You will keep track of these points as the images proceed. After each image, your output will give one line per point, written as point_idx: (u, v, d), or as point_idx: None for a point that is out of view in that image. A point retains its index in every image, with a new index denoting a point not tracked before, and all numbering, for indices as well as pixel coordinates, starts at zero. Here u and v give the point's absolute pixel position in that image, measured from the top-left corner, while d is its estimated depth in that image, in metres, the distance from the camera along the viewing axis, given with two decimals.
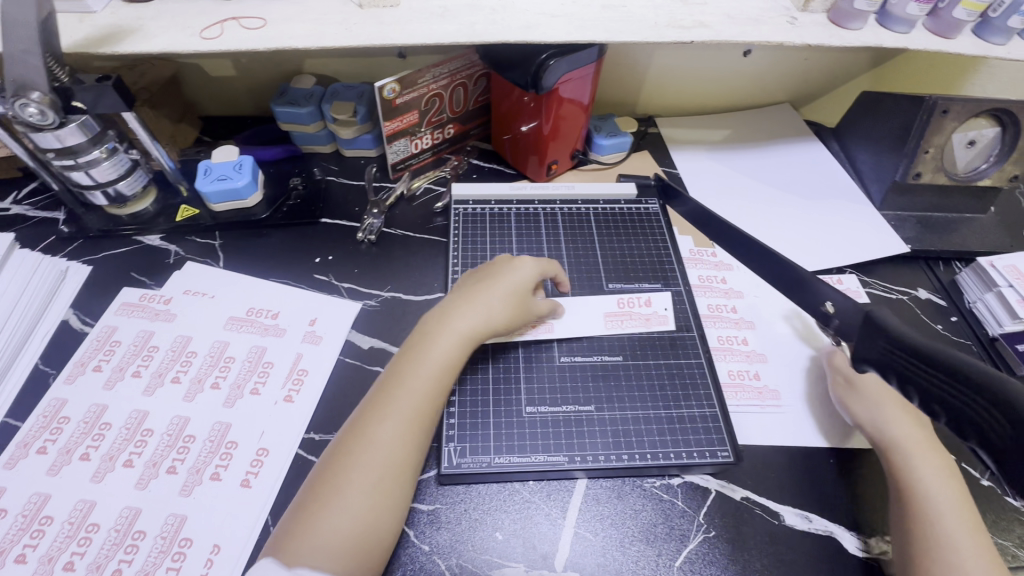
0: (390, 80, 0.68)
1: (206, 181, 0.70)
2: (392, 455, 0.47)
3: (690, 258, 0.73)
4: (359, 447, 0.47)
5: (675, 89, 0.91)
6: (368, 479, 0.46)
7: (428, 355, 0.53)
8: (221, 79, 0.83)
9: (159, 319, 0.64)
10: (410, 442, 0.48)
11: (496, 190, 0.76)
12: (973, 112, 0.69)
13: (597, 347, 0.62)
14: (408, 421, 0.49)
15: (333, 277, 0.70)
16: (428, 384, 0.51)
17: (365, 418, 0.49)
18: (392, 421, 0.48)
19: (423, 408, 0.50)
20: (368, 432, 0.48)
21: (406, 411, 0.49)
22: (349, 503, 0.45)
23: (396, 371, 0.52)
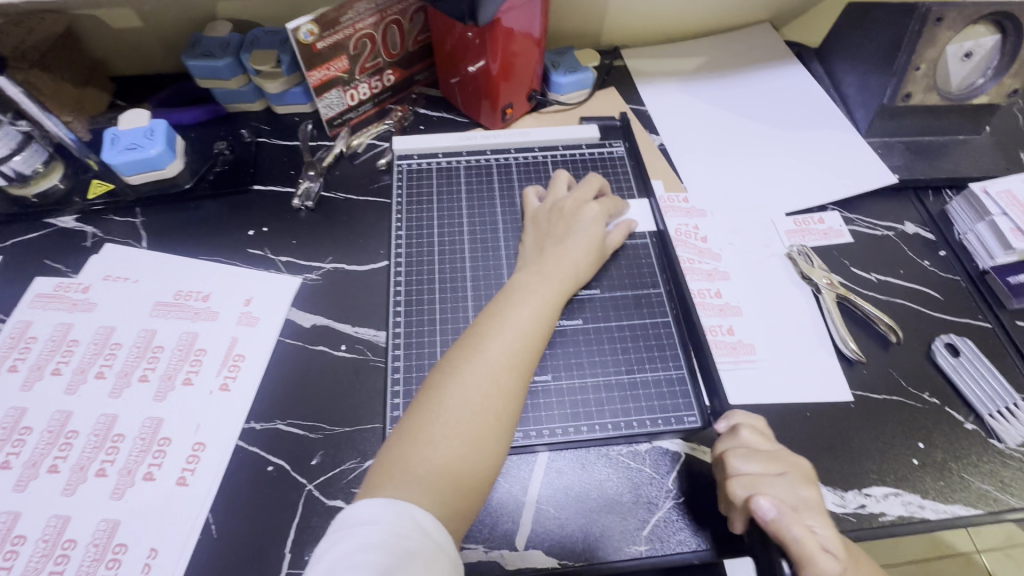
0: (305, 20, 0.59)
1: (115, 152, 0.63)
2: (492, 398, 0.45)
3: (677, 208, 0.66)
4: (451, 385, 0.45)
5: (642, 13, 0.81)
6: (469, 423, 0.43)
7: (528, 301, 0.51)
8: (126, 32, 0.73)
9: (77, 310, 0.58)
10: (509, 388, 0.46)
11: (442, 141, 0.69)
12: (971, 20, 0.61)
13: (579, 308, 0.57)
14: (508, 364, 0.46)
15: (269, 250, 0.64)
16: (528, 327, 0.49)
17: (458, 359, 0.47)
18: (489, 363, 0.46)
19: (524, 351, 0.48)
20: (463, 373, 0.45)
21: (504, 352, 0.47)
22: (451, 441, 0.42)
23: (488, 316, 0.50)
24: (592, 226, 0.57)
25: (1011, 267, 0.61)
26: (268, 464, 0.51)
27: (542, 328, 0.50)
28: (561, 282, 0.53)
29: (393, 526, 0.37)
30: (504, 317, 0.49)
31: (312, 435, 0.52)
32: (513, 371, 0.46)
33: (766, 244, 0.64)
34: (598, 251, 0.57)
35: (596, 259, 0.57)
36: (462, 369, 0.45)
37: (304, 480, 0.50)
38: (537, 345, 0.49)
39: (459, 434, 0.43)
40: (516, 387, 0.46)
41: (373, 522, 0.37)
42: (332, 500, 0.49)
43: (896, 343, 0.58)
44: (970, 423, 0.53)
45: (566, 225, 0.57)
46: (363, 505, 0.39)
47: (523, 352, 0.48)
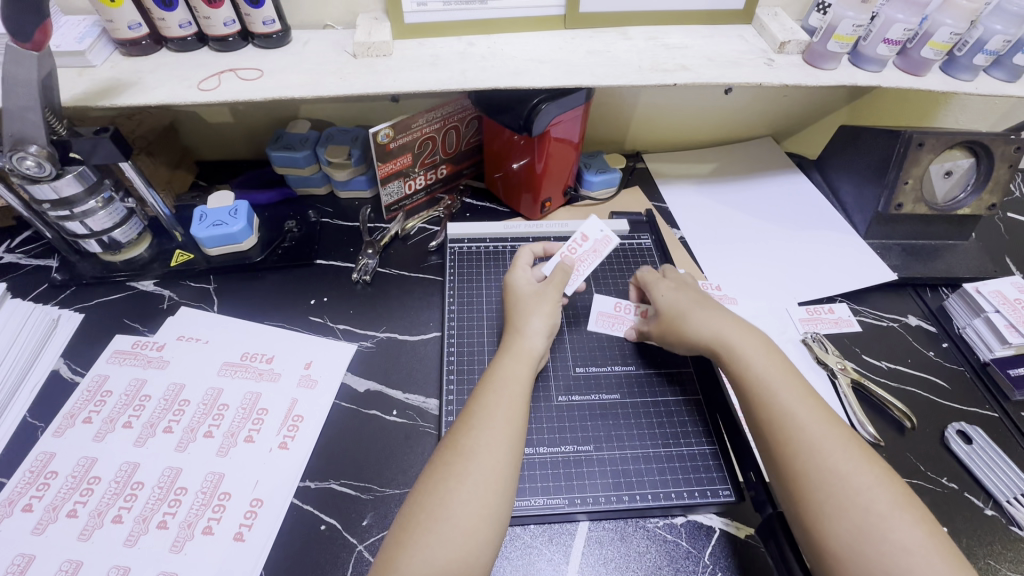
0: (384, 126, 0.69)
1: (201, 227, 0.71)
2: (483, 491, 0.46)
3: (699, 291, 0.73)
4: (450, 481, 0.46)
5: (661, 125, 0.94)
6: (469, 520, 0.44)
7: (502, 387, 0.52)
8: (218, 127, 0.85)
9: (152, 366, 0.63)
10: (503, 475, 0.47)
11: (490, 227, 0.77)
12: (948, 145, 0.72)
13: (593, 384, 0.62)
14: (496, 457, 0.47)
15: (329, 318, 0.70)
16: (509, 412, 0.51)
17: (447, 460, 0.48)
18: (484, 461, 0.47)
19: (512, 446, 0.49)
20: (461, 466, 0.47)
21: (495, 446, 0.48)
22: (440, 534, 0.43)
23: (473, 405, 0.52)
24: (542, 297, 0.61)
25: (1010, 360, 0.66)
26: (320, 523, 0.53)
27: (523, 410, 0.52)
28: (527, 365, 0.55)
29: None
30: (496, 412, 0.50)
31: (363, 495, 0.55)
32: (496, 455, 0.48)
33: (782, 331, 0.70)
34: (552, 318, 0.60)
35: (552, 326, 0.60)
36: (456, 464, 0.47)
37: (355, 540, 0.52)
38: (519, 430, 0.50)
39: (460, 532, 0.43)
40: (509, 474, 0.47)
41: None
42: None
43: (910, 429, 0.62)
44: (989, 509, 0.56)
45: (531, 306, 0.60)
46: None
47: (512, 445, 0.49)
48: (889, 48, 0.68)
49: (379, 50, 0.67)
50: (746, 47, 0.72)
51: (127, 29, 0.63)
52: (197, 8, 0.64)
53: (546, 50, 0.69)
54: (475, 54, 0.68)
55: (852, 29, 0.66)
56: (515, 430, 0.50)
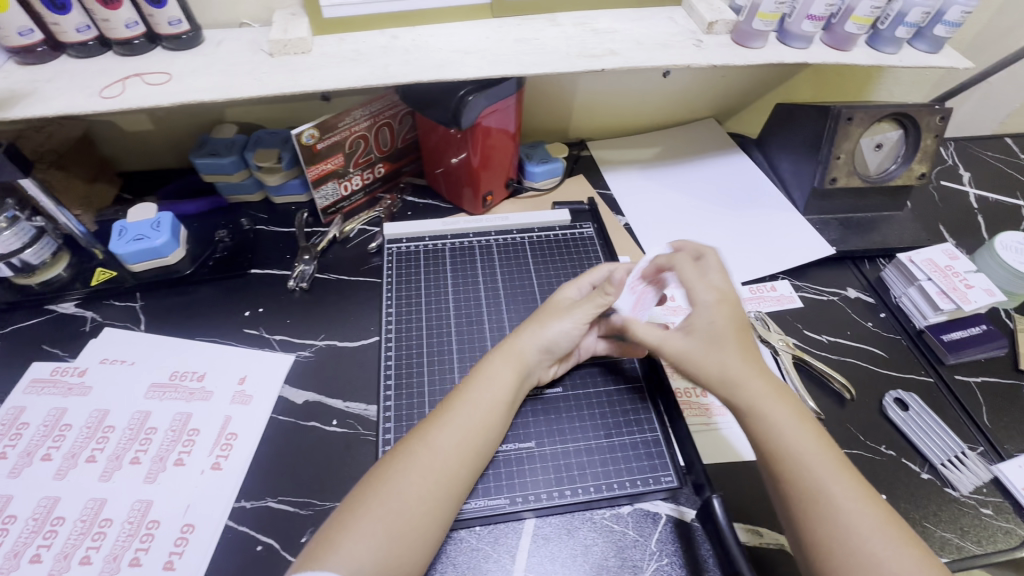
0: (307, 126, 0.66)
1: (121, 243, 0.67)
2: (435, 488, 0.47)
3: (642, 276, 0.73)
4: (415, 461, 0.48)
5: (604, 111, 0.93)
6: (418, 504, 0.46)
7: (482, 385, 0.53)
8: (139, 135, 0.80)
9: (73, 394, 0.60)
10: (457, 480, 0.48)
11: (427, 225, 0.72)
12: (876, 118, 0.73)
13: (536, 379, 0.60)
14: (454, 460, 0.49)
15: (265, 330, 0.67)
16: (474, 422, 0.51)
17: (411, 445, 0.49)
18: (445, 452, 0.49)
19: (478, 439, 0.50)
20: (419, 448, 0.48)
21: (460, 439, 0.50)
22: (381, 531, 0.44)
23: (448, 400, 0.53)
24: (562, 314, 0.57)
25: (943, 325, 0.68)
26: (257, 544, 0.51)
27: (499, 413, 0.52)
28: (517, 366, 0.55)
29: None
30: (467, 403, 0.52)
31: (302, 511, 0.53)
32: (455, 463, 0.49)
33: None
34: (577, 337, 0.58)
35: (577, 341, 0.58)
36: (419, 445, 0.49)
37: (293, 558, 0.50)
38: (492, 428, 0.52)
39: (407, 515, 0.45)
40: (461, 479, 0.49)
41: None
42: None
43: (850, 400, 0.63)
44: (926, 473, 0.58)
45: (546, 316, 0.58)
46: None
47: (478, 441, 0.50)
48: (814, 24, 0.68)
49: (297, 47, 0.64)
50: (675, 29, 0.71)
51: (18, 36, 0.59)
52: (95, 11, 0.60)
53: (471, 41, 0.67)
54: (398, 47, 0.66)
55: (774, 7, 0.66)
56: (487, 427, 0.51)
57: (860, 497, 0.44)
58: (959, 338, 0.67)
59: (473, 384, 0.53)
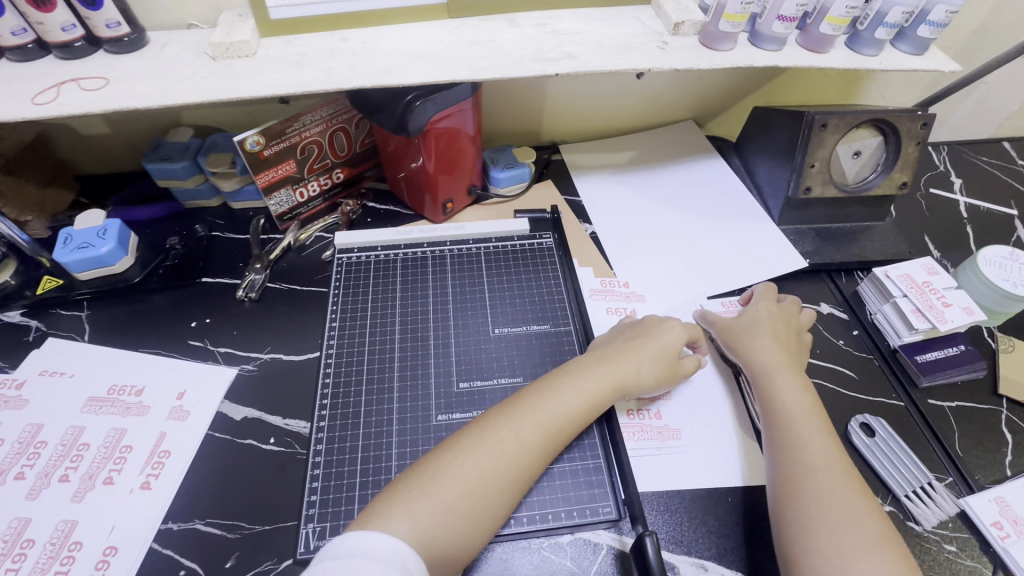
0: (252, 133, 0.64)
1: (65, 251, 0.66)
2: (502, 476, 0.47)
3: (603, 289, 0.70)
4: (493, 437, 0.48)
5: (577, 114, 0.90)
6: (491, 487, 0.46)
7: (575, 383, 0.53)
8: (96, 138, 0.79)
9: (8, 406, 0.58)
10: (518, 469, 0.48)
11: (380, 234, 0.70)
12: (854, 124, 0.70)
13: (476, 398, 0.56)
14: (531, 454, 0.48)
15: (210, 342, 0.65)
16: (562, 425, 0.51)
17: (493, 425, 0.49)
18: (513, 441, 0.48)
19: (558, 434, 0.50)
20: (500, 427, 0.49)
21: (541, 425, 0.50)
22: (443, 503, 0.44)
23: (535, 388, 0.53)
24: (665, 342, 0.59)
25: (918, 345, 0.65)
26: (179, 569, 0.50)
27: (586, 414, 0.52)
28: (616, 376, 0.54)
29: (383, 563, 0.39)
30: (563, 399, 0.51)
31: (230, 534, 0.52)
32: (536, 464, 0.48)
33: None
34: (668, 366, 0.57)
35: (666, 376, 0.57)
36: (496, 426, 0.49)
37: None
38: (576, 425, 0.51)
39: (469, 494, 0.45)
40: (526, 478, 0.48)
41: (375, 559, 0.40)
42: None
43: None
44: (889, 505, 0.54)
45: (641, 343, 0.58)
46: (358, 535, 0.41)
47: (560, 434, 0.50)
48: (786, 25, 0.65)
49: (240, 50, 0.62)
50: (640, 30, 0.68)
51: None
52: (28, 14, 0.58)
53: (422, 43, 0.64)
54: (346, 50, 0.64)
55: (741, 7, 0.62)
56: (573, 423, 0.51)
57: (862, 508, 0.46)
58: (933, 360, 0.63)
59: (573, 378, 0.53)
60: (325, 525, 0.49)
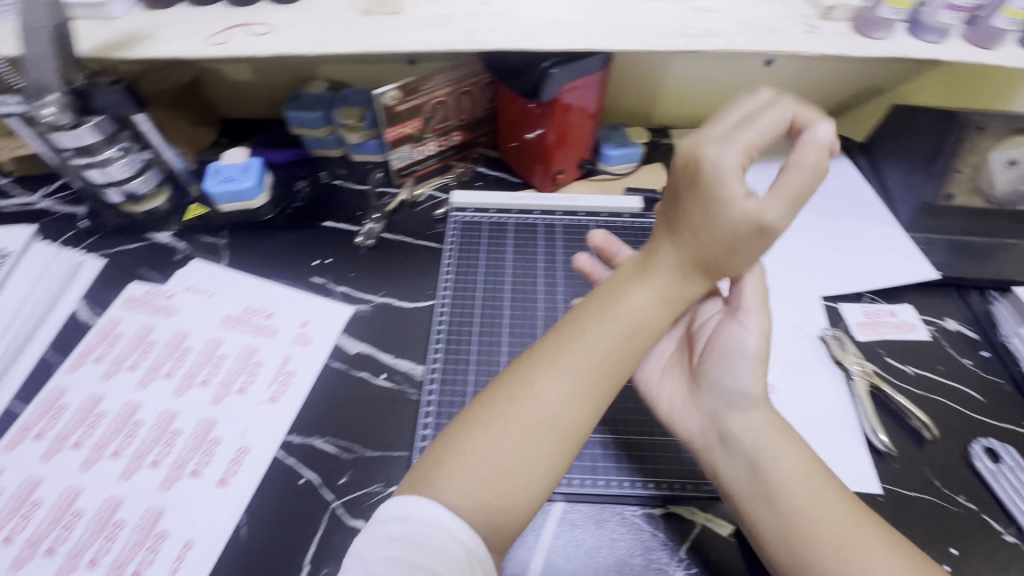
0: (391, 87, 0.67)
1: (214, 182, 0.72)
2: (541, 440, 0.41)
3: None
4: (525, 403, 0.42)
5: (693, 99, 0.88)
6: (522, 465, 0.41)
7: (603, 322, 0.44)
8: (241, 84, 0.86)
9: (159, 315, 0.66)
10: (574, 428, 0.42)
11: (496, 197, 0.72)
12: (1015, 130, 0.64)
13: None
14: (576, 414, 0.42)
15: (330, 280, 0.70)
16: (600, 365, 0.43)
17: (512, 391, 0.43)
18: (542, 410, 0.42)
19: (601, 382, 0.43)
20: (539, 382, 0.42)
21: (574, 387, 0.42)
22: (481, 486, 0.40)
23: (563, 333, 0.45)
24: (717, 213, 0.40)
25: None
26: (300, 477, 0.55)
27: (632, 344, 0.44)
28: (671, 289, 0.45)
29: (420, 526, 0.38)
30: (589, 339, 0.43)
31: (344, 455, 0.56)
32: (582, 418, 0.42)
33: (799, 324, 0.66)
34: (728, 237, 0.41)
35: (733, 227, 0.41)
36: (537, 382, 0.42)
37: (331, 497, 0.53)
38: (620, 363, 0.44)
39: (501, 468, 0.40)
40: (576, 428, 0.43)
41: (445, 531, 0.38)
42: (355, 519, 0.52)
43: (930, 441, 0.57)
44: (1010, 535, 0.51)
45: (700, 195, 0.40)
46: (405, 505, 0.39)
47: (602, 381, 0.43)
48: (954, 15, 0.60)
49: (389, 7, 0.65)
50: (787, 12, 0.65)
51: None
52: None
53: (562, 10, 0.64)
54: (487, 13, 0.65)
55: None
56: (614, 360, 0.44)
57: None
58: None
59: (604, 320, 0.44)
60: None
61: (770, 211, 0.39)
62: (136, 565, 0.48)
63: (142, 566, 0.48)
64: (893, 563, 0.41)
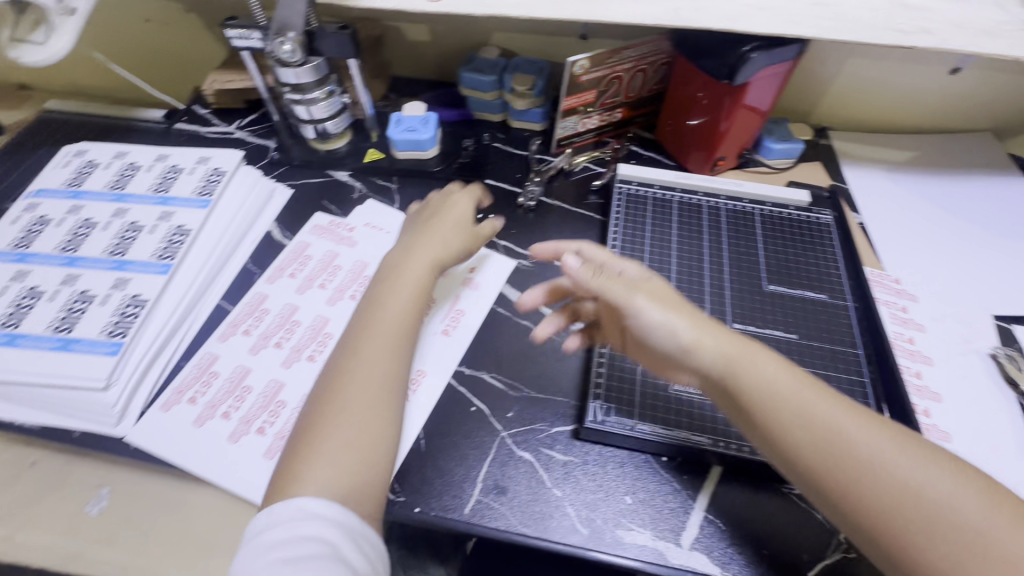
0: (583, 56, 0.70)
1: (397, 130, 0.78)
2: (377, 399, 0.50)
3: (872, 279, 0.69)
4: (338, 390, 0.50)
5: (859, 102, 0.85)
6: (353, 444, 0.48)
7: (400, 284, 0.58)
8: (416, 44, 0.91)
9: (344, 244, 0.72)
10: (396, 376, 0.52)
11: (661, 174, 0.74)
12: None
13: (751, 342, 0.59)
14: (381, 367, 0.52)
15: (493, 233, 0.75)
16: (394, 328, 0.54)
17: (321, 417, 0.49)
18: (358, 377, 0.51)
19: (402, 335, 0.55)
20: (348, 361, 0.52)
21: (363, 351, 0.52)
22: (349, 458, 0.47)
23: (373, 301, 0.57)
24: (456, 213, 0.66)
25: None
26: (472, 405, 0.59)
27: (422, 297, 0.58)
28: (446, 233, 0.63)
29: (305, 515, 0.44)
30: (373, 325, 0.55)
31: (511, 392, 0.60)
32: (389, 362, 0.52)
33: (967, 339, 0.64)
34: (471, 232, 0.65)
35: (473, 240, 0.65)
36: (347, 364, 0.52)
37: (500, 427, 0.58)
38: (414, 316, 0.56)
39: (348, 445, 0.48)
40: (398, 377, 0.53)
41: (314, 518, 0.43)
42: (523, 450, 0.56)
43: None
44: None
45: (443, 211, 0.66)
46: (287, 506, 0.45)
47: (398, 347, 0.54)
48: None
49: None
50: (1006, 17, 0.63)
51: None
52: None
53: None
54: None
55: None
56: (412, 313, 0.56)
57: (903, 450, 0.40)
58: None
59: (395, 284, 0.58)
60: (610, 406, 0.57)
61: (456, 191, 0.69)
62: None
63: None
64: (896, 441, 0.41)
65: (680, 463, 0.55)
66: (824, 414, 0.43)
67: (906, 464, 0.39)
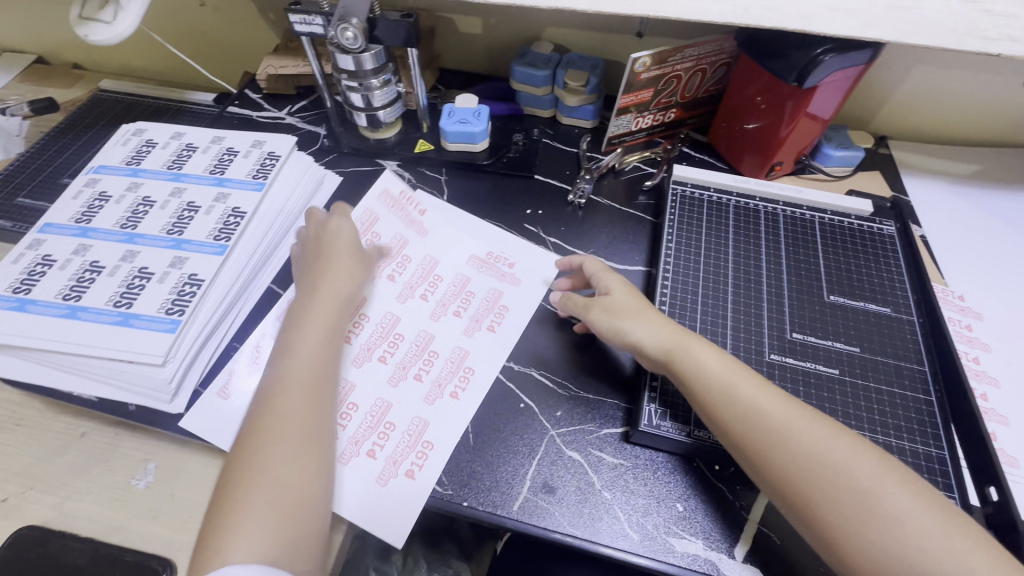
0: (646, 53, 0.69)
1: (449, 122, 0.78)
2: (286, 449, 0.50)
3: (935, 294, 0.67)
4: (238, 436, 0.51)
5: (921, 111, 0.83)
6: (281, 503, 0.47)
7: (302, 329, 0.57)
8: (468, 36, 0.91)
9: (414, 228, 0.72)
10: (306, 425, 0.51)
11: (718, 177, 0.72)
12: None
13: (810, 353, 0.57)
14: (275, 418, 0.51)
15: (541, 229, 0.74)
16: (284, 379, 0.53)
17: (247, 462, 0.49)
18: (277, 432, 0.50)
19: (303, 384, 0.53)
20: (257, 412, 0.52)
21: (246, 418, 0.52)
22: (265, 519, 0.46)
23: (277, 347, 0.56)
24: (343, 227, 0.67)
25: None
26: (521, 401, 0.58)
27: (322, 342, 0.57)
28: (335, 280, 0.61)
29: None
30: (285, 378, 0.54)
31: (560, 391, 0.59)
32: (298, 422, 0.51)
33: None
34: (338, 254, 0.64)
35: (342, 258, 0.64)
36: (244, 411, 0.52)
37: (548, 426, 0.57)
38: (312, 357, 0.55)
39: (275, 503, 0.47)
40: (319, 429, 0.52)
41: None
42: (572, 451, 0.55)
43: None
44: None
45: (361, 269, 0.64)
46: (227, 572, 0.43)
47: (282, 389, 0.53)
48: None
49: None
50: None
51: None
52: None
53: None
54: None
55: None
56: (312, 356, 0.55)
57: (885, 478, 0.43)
58: None
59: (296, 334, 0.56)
60: (666, 410, 0.55)
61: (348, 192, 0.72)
62: (370, 445, 0.55)
63: (376, 446, 0.55)
64: (894, 484, 0.43)
65: (734, 473, 0.53)
66: (747, 395, 0.49)
67: (827, 442, 0.45)
